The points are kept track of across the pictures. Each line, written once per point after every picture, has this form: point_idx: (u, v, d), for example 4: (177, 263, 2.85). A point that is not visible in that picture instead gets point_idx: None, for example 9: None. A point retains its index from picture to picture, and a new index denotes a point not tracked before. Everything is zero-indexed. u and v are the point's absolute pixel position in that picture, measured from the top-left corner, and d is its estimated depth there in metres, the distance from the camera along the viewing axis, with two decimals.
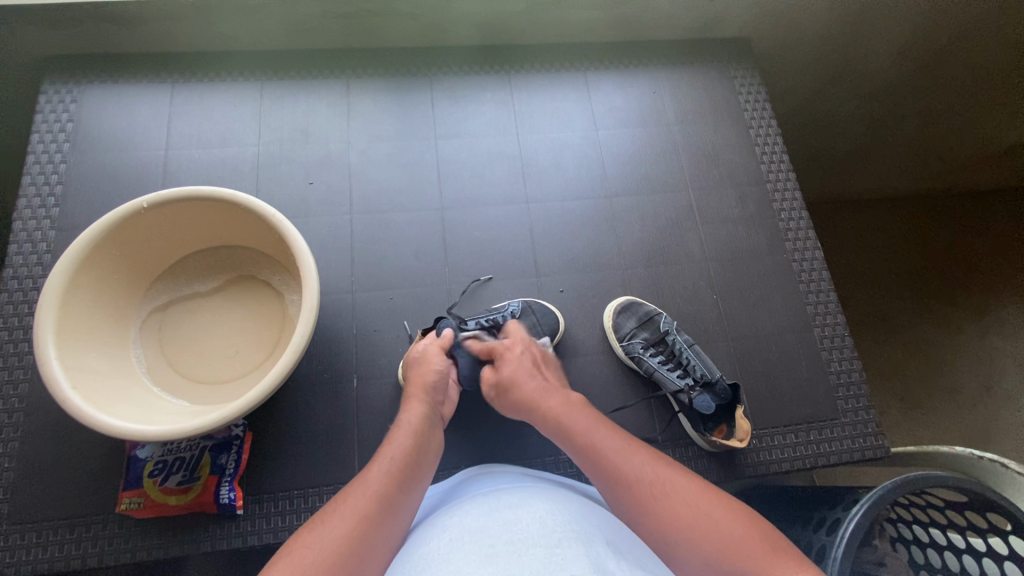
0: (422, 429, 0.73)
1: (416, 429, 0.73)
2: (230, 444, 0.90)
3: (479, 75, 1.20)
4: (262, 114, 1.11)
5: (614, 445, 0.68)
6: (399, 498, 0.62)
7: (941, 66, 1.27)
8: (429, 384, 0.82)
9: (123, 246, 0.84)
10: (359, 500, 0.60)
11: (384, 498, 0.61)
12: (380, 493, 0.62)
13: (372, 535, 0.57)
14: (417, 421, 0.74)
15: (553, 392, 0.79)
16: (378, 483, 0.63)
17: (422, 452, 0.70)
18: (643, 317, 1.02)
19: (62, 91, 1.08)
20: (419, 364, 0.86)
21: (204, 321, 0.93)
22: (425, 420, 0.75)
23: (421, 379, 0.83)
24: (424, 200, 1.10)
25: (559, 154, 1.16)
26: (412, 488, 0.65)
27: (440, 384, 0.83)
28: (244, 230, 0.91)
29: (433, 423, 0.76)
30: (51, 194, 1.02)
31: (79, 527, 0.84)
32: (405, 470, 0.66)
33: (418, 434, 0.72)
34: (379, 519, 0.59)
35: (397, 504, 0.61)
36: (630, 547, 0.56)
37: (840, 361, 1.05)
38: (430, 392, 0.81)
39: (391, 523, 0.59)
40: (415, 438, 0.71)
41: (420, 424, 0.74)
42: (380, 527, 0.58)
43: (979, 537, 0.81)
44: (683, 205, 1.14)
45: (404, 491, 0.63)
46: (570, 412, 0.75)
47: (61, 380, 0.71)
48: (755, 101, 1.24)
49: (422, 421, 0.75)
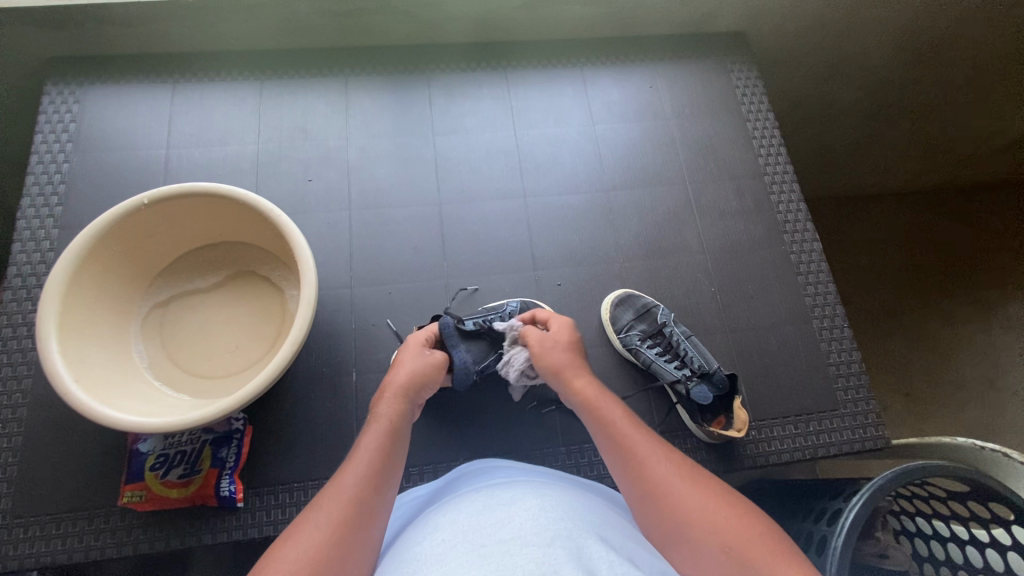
0: (399, 427, 0.71)
1: (391, 427, 0.71)
2: (230, 438, 0.91)
3: (475, 71, 1.20)
4: (262, 112, 1.12)
5: (638, 434, 0.67)
6: (374, 504, 0.61)
7: (938, 59, 1.27)
8: (415, 376, 0.79)
9: (123, 242, 0.85)
10: (335, 506, 0.59)
11: (359, 504, 0.60)
12: (356, 498, 0.60)
13: (349, 541, 0.56)
14: (395, 417, 0.72)
15: (580, 376, 0.78)
16: (352, 487, 0.62)
17: (396, 452, 0.68)
18: (641, 309, 1.03)
19: (65, 92, 1.09)
20: (413, 354, 0.83)
21: (205, 317, 0.94)
22: (397, 415, 0.73)
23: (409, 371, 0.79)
24: (422, 196, 1.10)
25: (557, 148, 1.17)
26: (386, 491, 0.64)
27: (429, 379, 0.81)
28: (244, 226, 0.92)
29: (409, 419, 0.74)
30: (54, 192, 1.03)
31: (82, 520, 0.85)
32: (379, 473, 0.64)
33: (394, 432, 0.70)
34: (355, 524, 0.58)
35: (372, 509, 0.60)
36: (626, 545, 0.55)
37: (839, 352, 1.05)
38: (413, 386, 0.78)
39: (367, 528, 0.59)
40: (390, 437, 0.69)
41: (398, 421, 0.72)
42: (356, 533, 0.57)
43: (983, 528, 0.79)
44: (681, 199, 1.15)
45: (378, 496, 0.62)
46: (592, 398, 0.74)
47: (63, 373, 0.72)
48: (752, 94, 1.24)
49: (393, 416, 0.72)
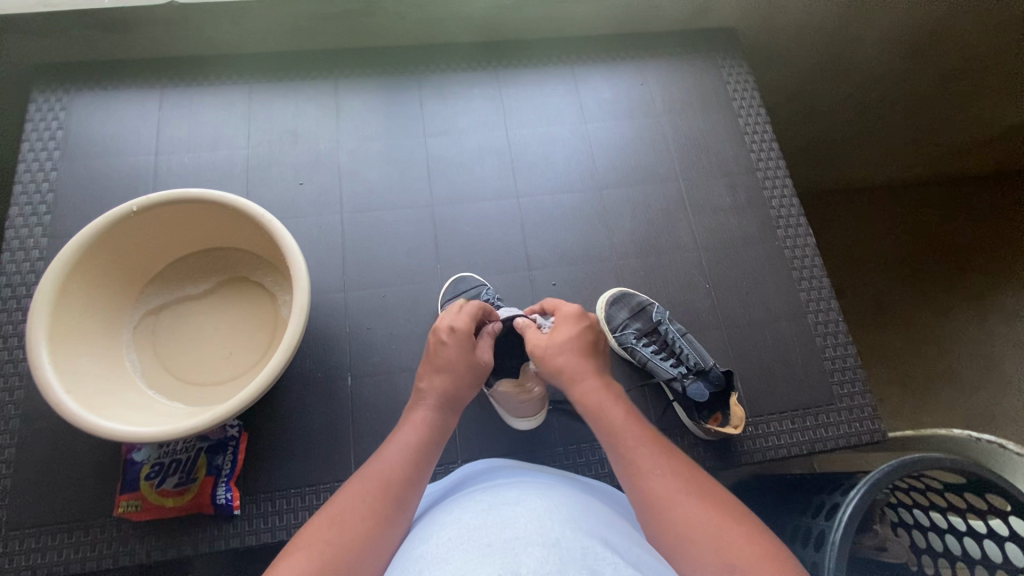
0: (440, 422, 0.69)
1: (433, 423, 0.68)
2: (226, 445, 0.91)
3: (466, 71, 1.20)
4: (251, 117, 1.12)
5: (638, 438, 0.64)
6: (409, 494, 0.61)
7: (930, 51, 1.27)
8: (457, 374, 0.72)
9: (113, 250, 0.84)
10: (373, 495, 0.59)
11: (397, 495, 0.60)
12: (393, 489, 0.60)
13: (381, 534, 0.56)
14: (434, 413, 0.69)
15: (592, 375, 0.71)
16: (392, 477, 0.61)
17: (433, 445, 0.67)
18: (636, 307, 1.03)
19: (52, 99, 1.08)
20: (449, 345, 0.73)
21: (198, 324, 0.93)
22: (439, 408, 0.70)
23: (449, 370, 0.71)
24: (415, 197, 1.10)
25: (549, 148, 1.16)
26: (421, 483, 0.63)
27: (471, 372, 0.73)
28: (235, 231, 0.91)
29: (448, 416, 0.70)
30: (43, 201, 1.02)
31: (78, 531, 0.85)
32: (417, 466, 0.63)
33: (433, 427, 0.68)
34: (389, 516, 0.58)
35: (407, 500, 0.60)
36: (633, 551, 0.54)
37: (834, 347, 1.05)
38: (458, 385, 0.71)
39: (400, 520, 0.58)
40: (430, 430, 0.68)
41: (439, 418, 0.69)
42: (391, 525, 0.57)
43: (979, 519, 0.80)
44: (674, 196, 1.15)
45: (414, 487, 0.62)
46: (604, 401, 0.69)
47: (54, 384, 0.71)
48: (744, 90, 1.24)
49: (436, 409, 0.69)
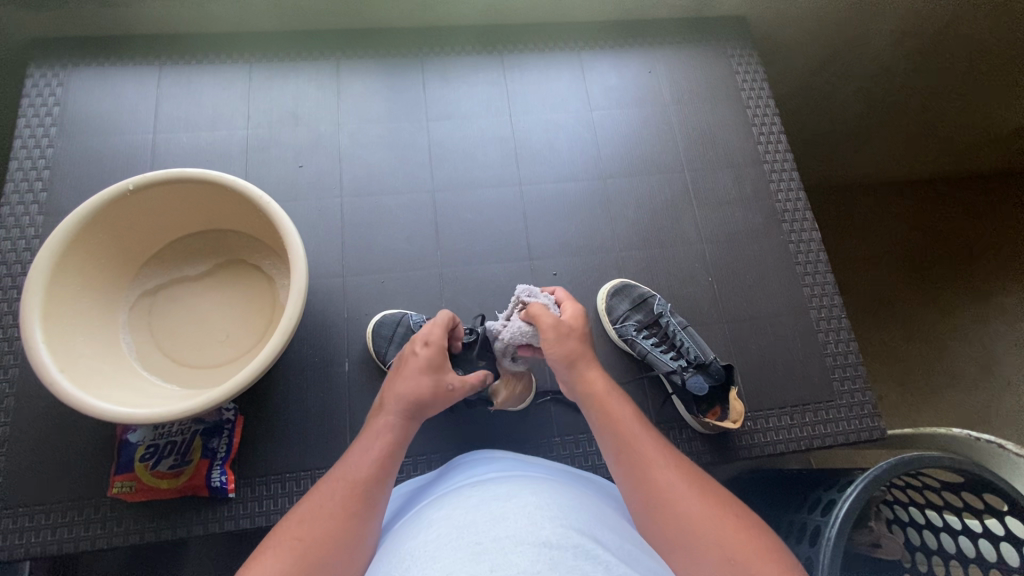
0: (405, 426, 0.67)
1: (398, 428, 0.66)
2: (221, 428, 0.90)
3: (472, 55, 1.18)
4: (250, 98, 1.10)
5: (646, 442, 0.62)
6: (376, 497, 0.59)
7: (945, 45, 1.24)
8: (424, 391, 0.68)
9: (109, 230, 0.82)
10: (339, 497, 0.57)
11: (362, 494, 0.58)
12: (358, 490, 0.59)
13: (348, 538, 0.54)
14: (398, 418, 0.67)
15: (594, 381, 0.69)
16: (357, 479, 0.59)
17: (400, 445, 0.65)
18: (637, 298, 1.02)
19: (49, 74, 1.07)
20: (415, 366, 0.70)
21: (194, 307, 0.92)
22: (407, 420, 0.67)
23: (414, 388, 0.68)
24: (415, 183, 1.08)
25: (553, 135, 1.15)
26: (390, 485, 0.61)
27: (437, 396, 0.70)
28: (233, 214, 0.90)
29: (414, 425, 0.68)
30: (39, 178, 1.01)
31: (72, 511, 0.84)
32: (382, 467, 0.62)
33: (398, 432, 0.65)
34: (359, 516, 0.56)
35: (375, 500, 0.58)
36: (623, 547, 0.52)
37: (836, 343, 1.04)
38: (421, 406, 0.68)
39: (368, 519, 0.57)
40: (397, 431, 0.65)
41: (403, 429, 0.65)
42: (355, 527, 0.56)
43: (976, 518, 0.78)
44: (679, 186, 1.13)
45: (382, 486, 0.60)
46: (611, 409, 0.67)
47: (48, 365, 0.70)
48: (753, 81, 1.22)
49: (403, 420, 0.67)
